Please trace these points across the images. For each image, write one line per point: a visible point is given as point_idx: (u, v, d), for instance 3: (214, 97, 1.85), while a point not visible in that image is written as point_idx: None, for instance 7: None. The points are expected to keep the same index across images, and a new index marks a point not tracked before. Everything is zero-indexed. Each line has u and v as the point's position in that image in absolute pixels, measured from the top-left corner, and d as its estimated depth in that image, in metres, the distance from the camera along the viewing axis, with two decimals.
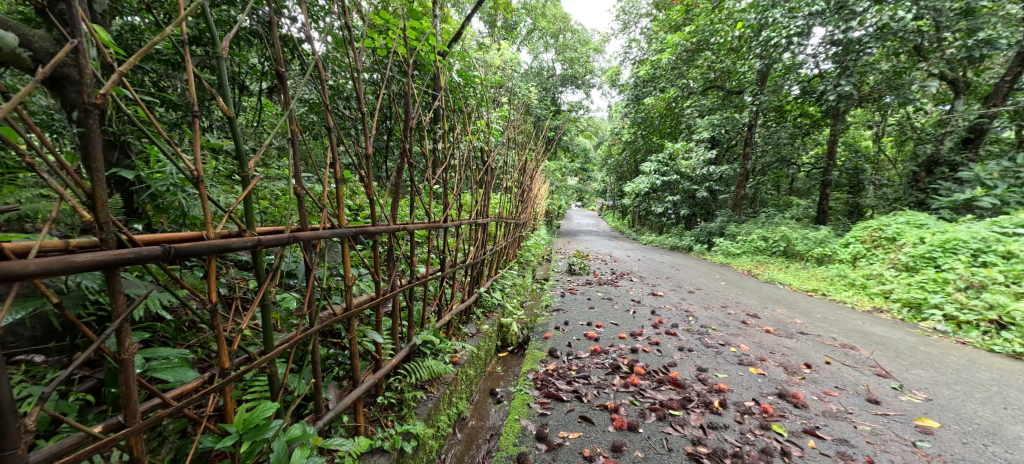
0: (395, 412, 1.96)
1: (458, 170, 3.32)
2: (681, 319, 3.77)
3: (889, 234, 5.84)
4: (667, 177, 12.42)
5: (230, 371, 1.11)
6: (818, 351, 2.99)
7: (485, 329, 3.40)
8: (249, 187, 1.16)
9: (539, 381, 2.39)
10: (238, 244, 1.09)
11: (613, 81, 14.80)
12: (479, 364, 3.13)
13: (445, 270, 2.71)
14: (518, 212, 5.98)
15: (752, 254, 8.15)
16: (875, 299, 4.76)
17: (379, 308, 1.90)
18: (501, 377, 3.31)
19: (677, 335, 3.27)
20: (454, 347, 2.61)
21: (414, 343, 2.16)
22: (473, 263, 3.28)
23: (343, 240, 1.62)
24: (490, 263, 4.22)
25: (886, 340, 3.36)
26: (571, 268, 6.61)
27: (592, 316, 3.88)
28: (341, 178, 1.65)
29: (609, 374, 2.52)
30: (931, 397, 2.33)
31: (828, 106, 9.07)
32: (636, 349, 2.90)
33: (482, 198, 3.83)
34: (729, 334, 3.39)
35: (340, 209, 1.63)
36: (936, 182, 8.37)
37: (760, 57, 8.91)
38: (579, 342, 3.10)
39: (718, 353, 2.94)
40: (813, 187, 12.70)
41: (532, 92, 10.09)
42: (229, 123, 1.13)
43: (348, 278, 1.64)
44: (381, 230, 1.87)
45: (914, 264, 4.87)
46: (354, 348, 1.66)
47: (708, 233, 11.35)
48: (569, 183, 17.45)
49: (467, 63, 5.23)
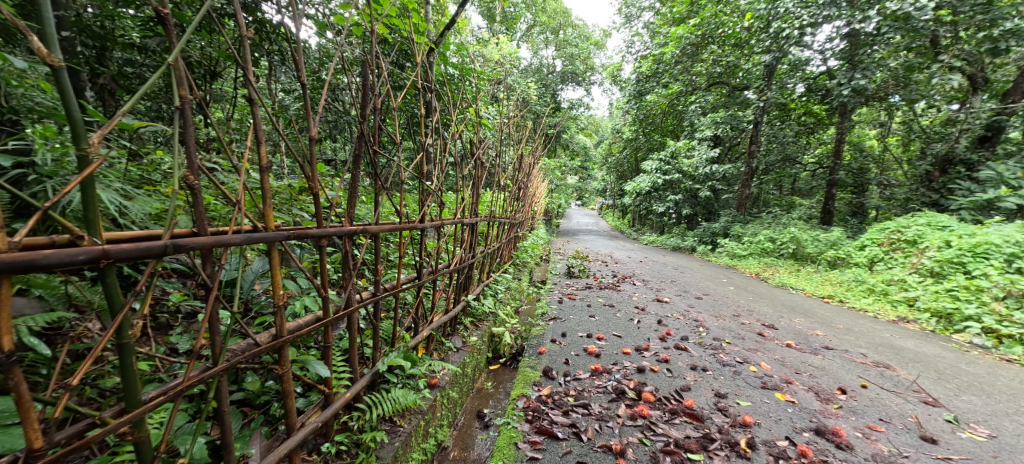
0: (349, 457, 1.60)
1: (441, 163, 2.95)
2: (690, 331, 3.39)
3: (908, 237, 5.47)
4: (668, 175, 12.08)
5: (47, 450, 0.75)
6: (849, 371, 2.63)
7: (473, 341, 3.03)
8: (88, 170, 0.79)
9: (530, 411, 2.03)
10: (55, 259, 0.74)
11: (615, 76, 14.41)
12: (465, 382, 2.77)
13: (423, 277, 2.33)
14: (514, 211, 5.61)
15: (758, 256, 7.81)
16: (898, 307, 4.40)
17: (328, 332, 1.53)
18: (490, 395, 2.94)
19: (688, 351, 2.90)
20: (431, 368, 2.23)
21: (378, 369, 1.79)
22: (459, 267, 2.90)
23: (268, 246, 1.24)
24: (481, 266, 3.84)
25: (922, 357, 3.00)
26: (571, 271, 6.24)
27: (592, 327, 3.51)
28: (268, 166, 1.27)
29: (614, 402, 2.16)
30: (995, 434, 1.98)
31: (838, 102, 8.71)
32: (643, 369, 2.54)
33: (472, 194, 3.46)
34: (745, 348, 3.02)
35: (266, 207, 1.25)
36: (951, 183, 8.03)
37: (769, 50, 8.50)
38: (578, 359, 2.73)
39: (737, 372, 2.58)
40: (817, 187, 12.41)
41: (531, 87, 9.73)
42: (52, 75, 0.76)
43: (278, 296, 1.27)
44: (330, 233, 1.49)
45: (940, 269, 4.51)
46: (288, 389, 1.31)
47: (711, 233, 11.04)
48: (569, 181, 17.11)
49: (461, 51, 4.86)
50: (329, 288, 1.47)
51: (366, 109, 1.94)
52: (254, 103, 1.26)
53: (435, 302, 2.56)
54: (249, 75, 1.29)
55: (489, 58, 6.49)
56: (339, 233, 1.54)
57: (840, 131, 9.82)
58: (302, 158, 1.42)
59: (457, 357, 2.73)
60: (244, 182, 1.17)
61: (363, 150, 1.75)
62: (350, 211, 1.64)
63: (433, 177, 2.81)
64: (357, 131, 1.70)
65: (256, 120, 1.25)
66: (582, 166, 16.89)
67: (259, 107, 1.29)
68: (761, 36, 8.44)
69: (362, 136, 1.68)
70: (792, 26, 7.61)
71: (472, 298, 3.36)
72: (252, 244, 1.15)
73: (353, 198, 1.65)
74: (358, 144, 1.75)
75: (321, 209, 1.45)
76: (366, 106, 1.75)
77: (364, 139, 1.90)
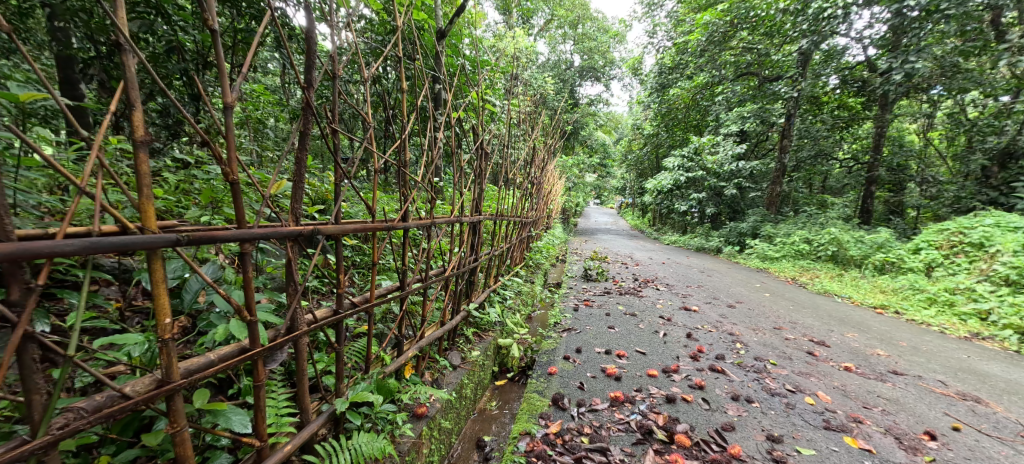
0: None
1: (437, 154, 2.57)
2: (726, 348, 2.93)
3: (973, 240, 4.93)
4: (692, 173, 11.48)
5: None
6: (932, 408, 2.17)
7: (473, 357, 2.64)
8: None
9: (537, 455, 1.64)
10: None
11: (635, 70, 13.78)
12: (463, 405, 2.37)
13: (407, 287, 1.91)
14: (527, 210, 5.20)
15: (793, 259, 7.22)
16: (968, 322, 3.89)
17: (260, 367, 1.12)
18: (494, 418, 2.55)
19: (726, 374, 2.45)
20: (418, 396, 1.84)
21: (336, 409, 1.39)
22: (457, 272, 2.50)
23: (146, 255, 0.86)
24: (487, 270, 3.43)
25: (1016, 386, 2.50)
26: (588, 273, 5.76)
27: (610, 341, 3.05)
28: (147, 140, 0.87)
29: (638, 446, 1.74)
30: None
31: (883, 90, 7.94)
32: (673, 399, 2.10)
33: (475, 189, 3.06)
34: (796, 372, 2.56)
35: (144, 199, 0.86)
36: (1013, 178, 7.29)
37: (806, 34, 7.81)
38: (594, 383, 2.29)
39: (790, 405, 2.12)
40: (852, 185, 11.63)
41: (547, 80, 9.27)
42: None
43: (161, 327, 0.87)
44: (258, 236, 1.09)
45: (1018, 278, 4.01)
46: (182, 455, 0.93)
47: (738, 233, 10.37)
48: (586, 180, 16.51)
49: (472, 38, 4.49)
50: (254, 310, 1.08)
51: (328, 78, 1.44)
52: (122, 49, 0.84)
53: (426, 313, 2.16)
54: (117, 1, 0.87)
55: (498, 49, 6.10)
56: (271, 236, 1.13)
57: (880, 124, 9.09)
58: (207, 133, 0.99)
59: (454, 378, 2.34)
60: (94, 162, 0.79)
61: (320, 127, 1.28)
62: (294, 207, 1.23)
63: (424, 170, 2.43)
64: (307, 105, 1.21)
65: (126, 75, 0.85)
66: (601, 164, 16.31)
67: (136, 54, 0.88)
68: (799, 19, 7.80)
69: (315, 109, 1.22)
70: (834, 6, 6.99)
71: (475, 306, 2.96)
72: (98, 253, 0.78)
73: (298, 190, 1.23)
74: (308, 123, 1.25)
75: (241, 205, 1.05)
76: (321, 67, 1.24)
77: (330, 113, 1.42)
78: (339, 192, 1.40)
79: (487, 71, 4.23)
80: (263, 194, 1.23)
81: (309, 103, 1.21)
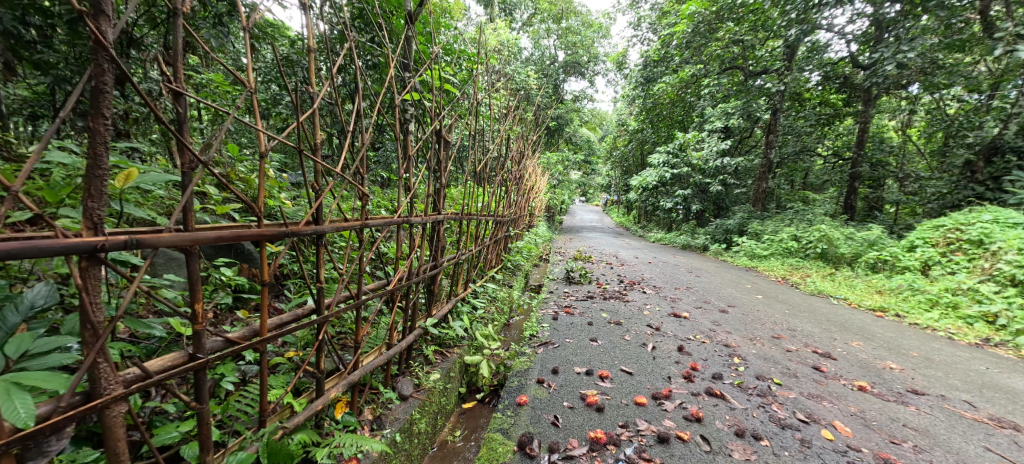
0: None
1: (363, 139, 2.16)
2: (721, 364, 2.57)
3: (972, 237, 4.72)
4: (676, 169, 11.23)
5: None
6: (971, 441, 1.85)
7: (431, 382, 2.19)
8: None
9: None
10: None
11: (620, 64, 13.43)
12: (416, 444, 1.93)
13: (325, 314, 1.45)
14: (505, 208, 4.80)
15: (782, 256, 6.98)
16: (975, 326, 3.66)
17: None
18: (456, 453, 2.10)
19: (726, 399, 2.09)
20: (339, 450, 1.40)
21: None
22: (405, 283, 2.05)
23: None
24: (454, 275, 2.99)
25: None
26: (571, 275, 5.38)
27: (591, 357, 2.67)
28: None
29: None
30: None
31: (872, 84, 7.72)
32: (666, 438, 1.73)
33: (434, 185, 2.63)
34: (806, 394, 2.20)
35: None
36: (999, 174, 6.97)
37: (795, 24, 7.54)
38: (572, 417, 1.90)
39: (805, 442, 1.77)
40: (833, 181, 11.54)
41: (530, 74, 8.86)
42: None
43: None
44: None
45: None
46: None
47: (724, 231, 10.10)
48: (571, 177, 16.13)
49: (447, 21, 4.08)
50: None
51: (175, 19, 0.96)
52: None
53: (361, 335, 1.74)
54: None
55: (476, 40, 5.68)
56: (9, 255, 0.69)
57: (864, 120, 8.90)
58: None
59: (401, 414, 1.90)
60: None
61: (139, 88, 0.81)
62: (89, 208, 0.77)
63: (355, 161, 2.03)
64: (98, 44, 0.74)
65: None
66: (586, 161, 15.93)
67: None
68: (786, 7, 7.54)
69: (113, 52, 0.75)
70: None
71: (434, 322, 2.52)
72: None
73: (93, 182, 0.78)
74: (110, 74, 0.78)
75: None
76: None
77: (178, 68, 0.93)
78: (188, 186, 0.93)
79: (460, 56, 3.81)
80: (17, 191, 0.76)
81: (100, 39, 0.75)
